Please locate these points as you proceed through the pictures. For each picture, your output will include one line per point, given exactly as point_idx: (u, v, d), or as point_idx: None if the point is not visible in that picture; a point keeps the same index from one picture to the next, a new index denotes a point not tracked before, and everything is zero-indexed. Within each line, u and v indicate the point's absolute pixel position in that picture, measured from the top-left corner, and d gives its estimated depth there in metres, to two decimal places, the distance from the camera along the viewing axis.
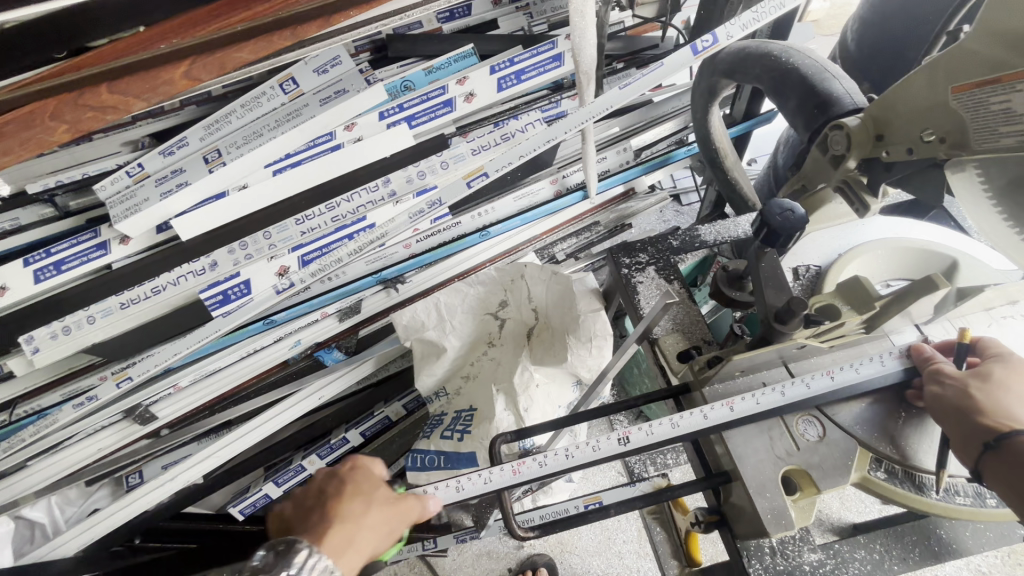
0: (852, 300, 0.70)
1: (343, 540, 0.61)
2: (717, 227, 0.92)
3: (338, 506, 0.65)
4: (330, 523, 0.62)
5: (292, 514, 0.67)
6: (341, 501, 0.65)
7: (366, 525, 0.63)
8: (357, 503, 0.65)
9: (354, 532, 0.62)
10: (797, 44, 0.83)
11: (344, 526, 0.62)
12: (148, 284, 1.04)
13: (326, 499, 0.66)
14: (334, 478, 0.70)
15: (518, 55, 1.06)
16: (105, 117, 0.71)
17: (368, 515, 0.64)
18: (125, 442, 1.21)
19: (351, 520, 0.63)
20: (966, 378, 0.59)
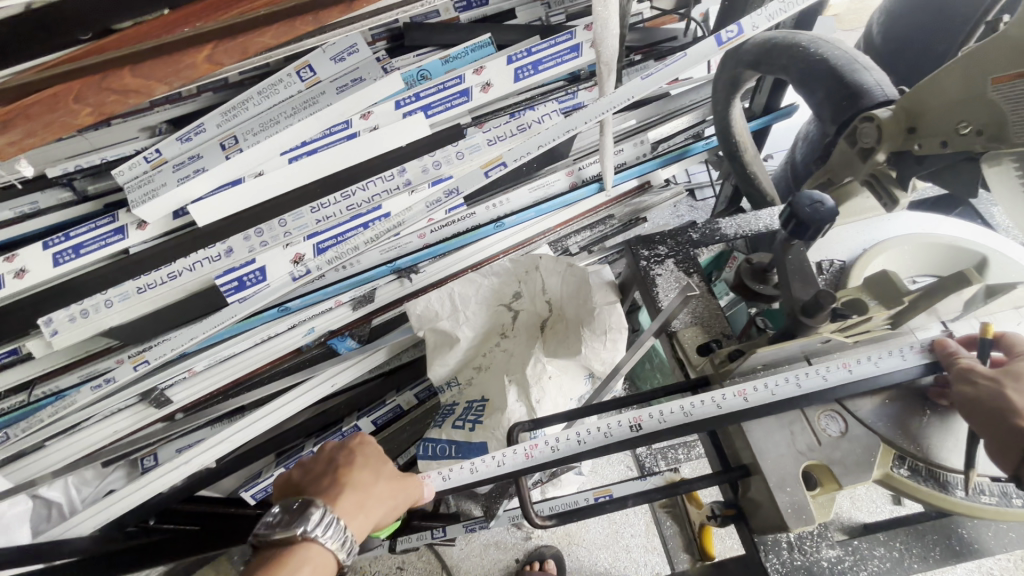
0: (879, 294, 0.66)
1: (354, 504, 0.63)
2: (738, 221, 0.91)
3: (348, 473, 0.66)
4: (340, 487, 0.64)
5: (298, 476, 0.69)
6: (352, 468, 0.67)
7: (374, 495, 0.66)
8: (367, 473, 0.67)
9: (364, 500, 0.64)
10: (827, 37, 0.84)
11: (356, 493, 0.64)
12: (165, 269, 1.04)
13: (335, 465, 0.68)
14: (343, 447, 0.71)
15: (535, 45, 1.04)
16: (127, 101, 0.71)
17: (378, 487, 0.66)
18: (140, 425, 1.22)
19: (361, 487, 0.65)
20: (1000, 378, 0.57)
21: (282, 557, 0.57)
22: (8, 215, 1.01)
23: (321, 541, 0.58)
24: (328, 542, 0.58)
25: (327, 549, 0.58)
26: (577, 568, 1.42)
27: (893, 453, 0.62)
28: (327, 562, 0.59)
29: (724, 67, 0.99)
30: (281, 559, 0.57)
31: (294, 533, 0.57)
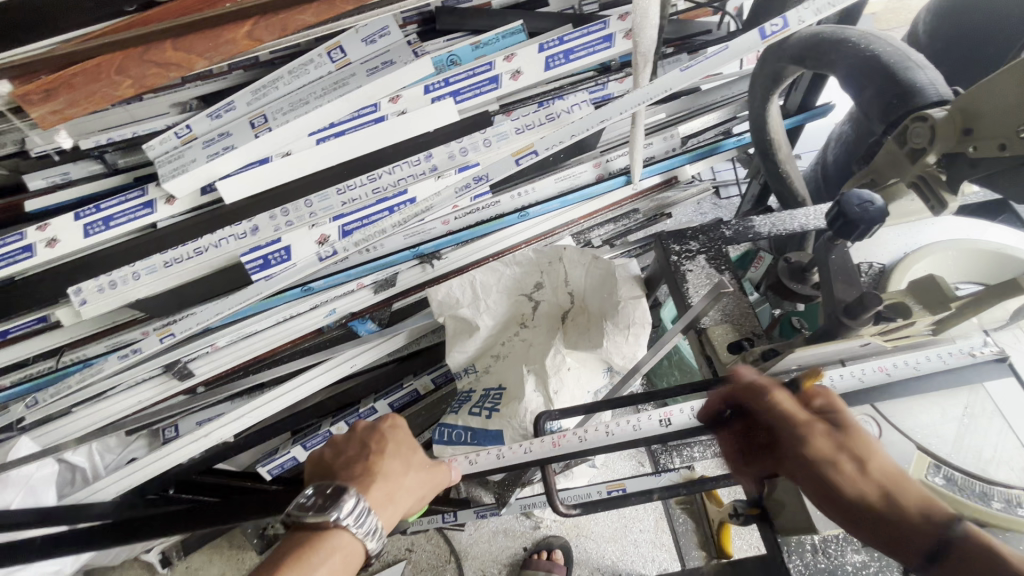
0: (924, 298, 0.63)
1: (384, 495, 0.66)
2: (772, 219, 0.88)
3: (378, 462, 0.69)
4: (371, 477, 0.67)
5: (332, 459, 0.72)
6: (383, 457, 0.70)
7: (403, 486, 0.68)
8: (396, 463, 0.69)
9: (394, 491, 0.67)
10: (875, 33, 0.83)
11: (385, 484, 0.67)
12: (191, 244, 1.05)
13: (367, 452, 0.71)
14: (375, 433, 0.73)
15: (567, 34, 1.03)
16: (167, 74, 0.72)
17: (407, 477, 0.69)
18: (162, 396, 1.25)
19: (392, 478, 0.67)
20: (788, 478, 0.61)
21: (314, 541, 0.60)
22: (42, 185, 1.02)
23: (351, 529, 0.61)
24: (358, 531, 0.62)
25: (357, 538, 0.62)
26: (584, 560, 1.43)
27: (928, 460, 0.61)
28: (356, 549, 0.62)
29: (766, 63, 0.97)
30: (313, 543, 0.60)
31: (328, 519, 0.60)
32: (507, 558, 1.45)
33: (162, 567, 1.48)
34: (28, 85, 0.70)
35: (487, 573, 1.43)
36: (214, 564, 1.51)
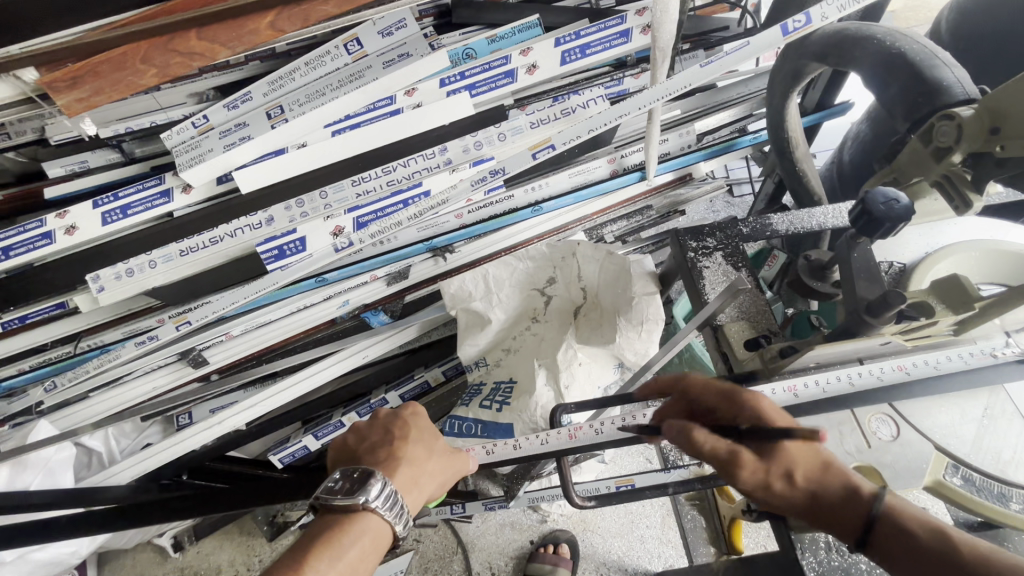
0: (947, 298, 0.63)
1: (409, 478, 0.67)
2: (789, 218, 0.88)
3: (402, 447, 0.70)
4: (396, 461, 0.68)
5: (356, 444, 0.74)
6: (407, 443, 0.71)
7: (426, 470, 0.69)
8: (420, 449, 0.71)
9: (418, 475, 0.68)
10: (901, 31, 0.82)
11: (410, 469, 0.68)
12: (207, 234, 1.05)
13: (391, 437, 0.72)
14: (398, 419, 0.75)
15: (584, 28, 1.02)
16: (191, 64, 0.74)
17: (430, 462, 0.70)
18: (176, 383, 1.26)
19: (417, 462, 0.69)
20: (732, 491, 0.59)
21: (345, 523, 0.61)
22: (60, 172, 1.03)
23: (380, 511, 0.62)
24: (386, 513, 0.63)
25: (385, 520, 0.63)
26: (590, 554, 1.43)
27: (946, 460, 0.63)
28: (385, 531, 0.63)
29: (788, 58, 0.96)
30: (343, 525, 0.61)
31: (357, 501, 0.62)
32: (513, 551, 1.46)
33: (174, 551, 1.51)
34: (55, 72, 0.71)
35: (494, 564, 1.44)
36: (224, 549, 1.53)
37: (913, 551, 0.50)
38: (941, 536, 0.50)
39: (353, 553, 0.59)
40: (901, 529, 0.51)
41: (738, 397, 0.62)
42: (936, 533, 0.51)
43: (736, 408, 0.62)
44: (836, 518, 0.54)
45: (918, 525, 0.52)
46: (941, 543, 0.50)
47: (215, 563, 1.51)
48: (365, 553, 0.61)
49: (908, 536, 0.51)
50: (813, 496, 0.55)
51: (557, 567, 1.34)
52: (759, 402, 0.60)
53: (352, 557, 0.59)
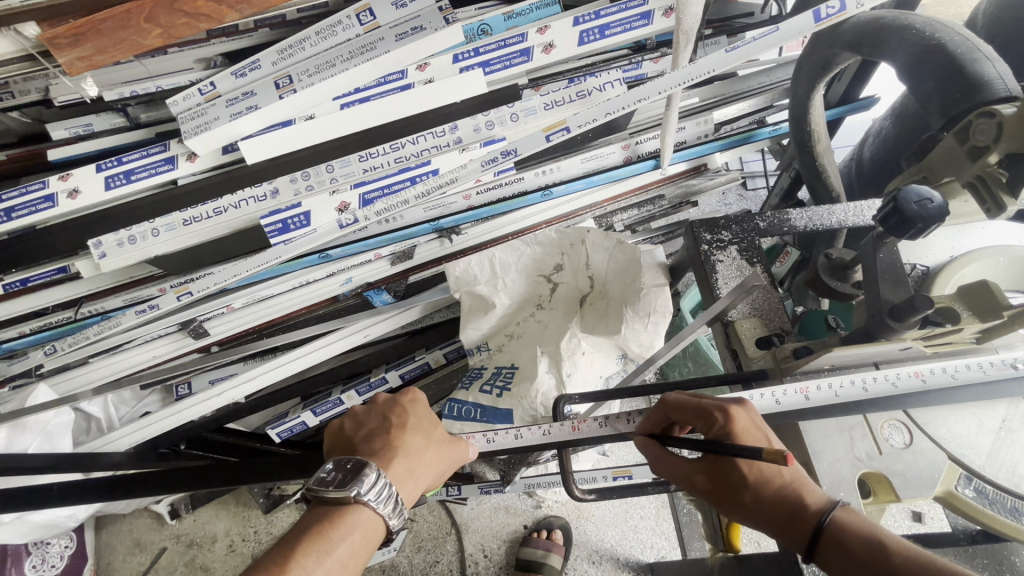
0: (975, 305, 0.61)
1: (405, 470, 0.66)
2: (809, 214, 0.86)
3: (399, 437, 0.69)
4: (392, 452, 0.67)
5: (353, 431, 0.73)
6: (404, 431, 0.70)
7: (423, 461, 0.69)
8: (417, 439, 0.70)
9: (414, 466, 0.68)
10: (941, 22, 0.78)
11: (406, 460, 0.67)
12: (211, 204, 1.03)
13: (388, 425, 0.71)
14: (396, 406, 0.74)
15: (604, 8, 0.98)
16: (197, 25, 0.70)
17: (427, 452, 0.69)
18: (177, 353, 1.26)
19: (413, 454, 0.68)
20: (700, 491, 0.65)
21: (337, 516, 0.60)
22: (64, 134, 1.01)
23: (372, 505, 0.61)
24: (380, 507, 0.62)
25: (378, 513, 0.62)
26: (583, 541, 1.44)
27: (961, 472, 0.64)
28: (378, 524, 0.63)
29: (817, 51, 0.93)
30: (336, 518, 0.60)
31: (350, 494, 0.60)
32: (507, 535, 1.47)
33: (170, 518, 1.52)
34: (56, 28, 0.68)
35: (487, 547, 1.45)
36: (220, 519, 1.54)
37: (854, 566, 0.53)
38: (884, 550, 0.52)
39: (343, 550, 0.59)
40: (844, 543, 0.54)
41: (707, 412, 0.63)
42: (879, 546, 0.53)
43: (706, 420, 0.63)
44: (788, 528, 0.58)
45: (864, 540, 0.54)
46: (880, 559, 0.52)
47: (211, 532, 1.53)
48: (356, 549, 0.60)
49: (851, 552, 0.54)
50: (768, 508, 0.59)
51: (550, 553, 1.35)
52: (729, 417, 0.61)
53: (341, 553, 0.58)
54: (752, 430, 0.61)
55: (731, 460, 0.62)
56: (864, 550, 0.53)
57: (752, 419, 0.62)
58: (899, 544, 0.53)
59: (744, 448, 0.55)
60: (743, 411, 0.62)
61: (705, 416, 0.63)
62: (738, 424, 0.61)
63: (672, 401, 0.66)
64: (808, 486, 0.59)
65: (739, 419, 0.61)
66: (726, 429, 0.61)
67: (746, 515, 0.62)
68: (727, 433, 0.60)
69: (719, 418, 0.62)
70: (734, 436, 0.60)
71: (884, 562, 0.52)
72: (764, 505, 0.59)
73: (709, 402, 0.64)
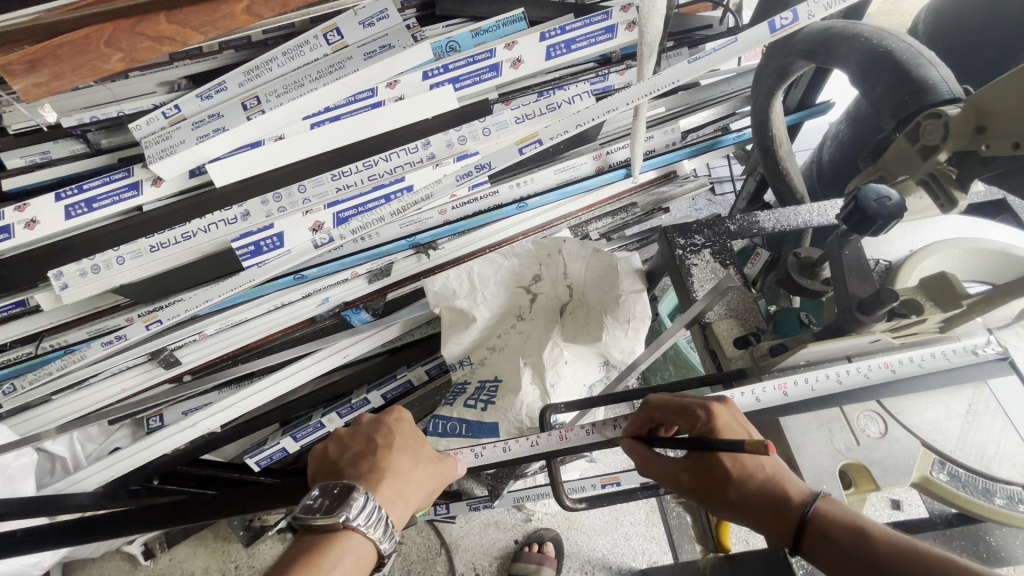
0: (935, 296, 0.64)
1: (394, 492, 0.65)
2: (776, 215, 0.89)
3: (386, 458, 0.68)
4: (380, 473, 0.66)
5: (338, 455, 0.71)
6: (391, 451, 0.69)
7: (411, 481, 0.68)
8: (405, 458, 0.69)
9: (403, 487, 0.66)
10: (887, 30, 0.82)
11: (394, 481, 0.66)
12: (179, 229, 1.01)
13: (374, 446, 0.70)
14: (382, 426, 0.73)
15: (570, 23, 1.00)
16: (160, 48, 0.69)
17: (415, 471, 0.68)
18: (148, 384, 1.22)
19: (401, 475, 0.67)
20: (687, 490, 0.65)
21: (325, 544, 0.59)
22: (19, 163, 0.97)
23: (362, 530, 0.60)
24: (369, 531, 0.61)
25: (368, 538, 0.61)
26: (575, 552, 1.43)
27: (933, 457, 0.65)
28: (368, 549, 0.61)
29: (773, 59, 0.98)
30: (325, 545, 0.59)
31: (338, 520, 0.59)
32: (498, 551, 1.45)
33: (144, 559, 1.45)
34: (11, 54, 0.66)
35: (478, 565, 1.43)
36: (198, 556, 1.48)
37: (840, 556, 0.54)
38: (867, 538, 0.54)
39: None
40: (828, 533, 0.55)
41: (690, 410, 0.64)
42: (863, 535, 0.54)
43: (689, 419, 0.64)
44: (773, 522, 0.59)
45: (847, 529, 0.55)
46: (864, 547, 0.53)
47: (188, 571, 1.46)
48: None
49: (835, 542, 0.55)
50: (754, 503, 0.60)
51: (542, 566, 1.33)
52: (710, 414, 0.62)
53: None
54: (733, 426, 0.62)
55: (715, 457, 0.63)
56: (847, 540, 0.54)
57: (734, 416, 0.63)
58: (881, 531, 0.54)
59: (726, 443, 0.56)
60: (724, 409, 0.63)
61: (687, 417, 0.64)
62: (720, 420, 0.62)
63: (655, 403, 0.67)
64: (790, 480, 0.60)
65: (721, 416, 0.62)
66: (709, 426, 0.62)
67: (732, 512, 0.62)
68: (710, 429, 0.61)
69: (702, 416, 0.63)
70: (717, 432, 0.61)
71: (867, 549, 0.53)
72: (749, 500, 0.60)
73: (691, 401, 0.65)
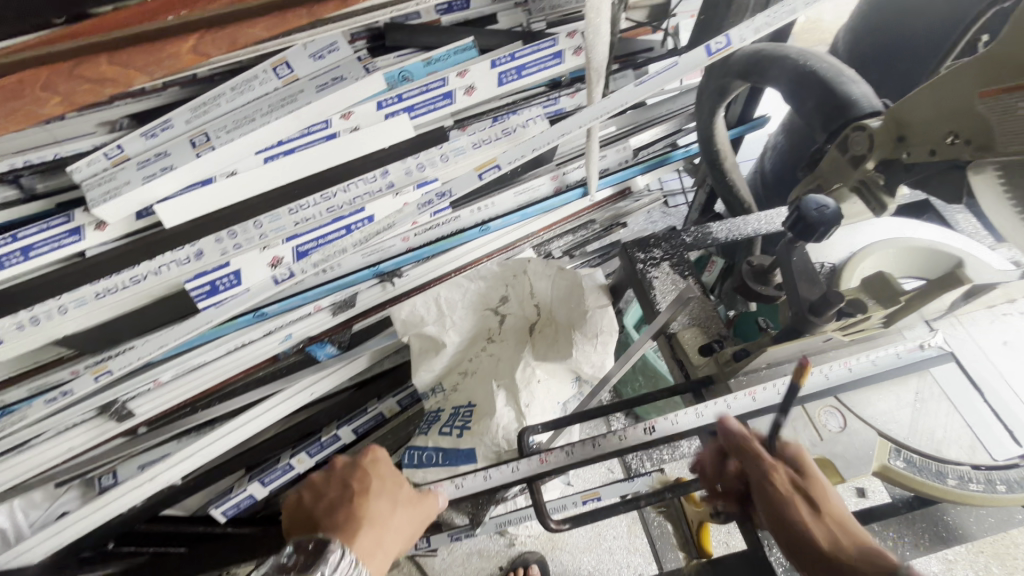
0: (878, 294, 0.69)
1: (372, 541, 0.64)
2: (728, 226, 0.94)
3: (363, 505, 0.67)
4: (357, 523, 0.65)
5: (311, 504, 0.69)
6: (368, 498, 0.68)
7: (391, 527, 0.66)
8: (383, 504, 0.68)
9: (382, 536, 0.65)
10: (812, 50, 0.89)
11: (372, 530, 0.64)
12: (127, 273, 0.96)
13: (350, 493, 0.69)
14: (358, 470, 0.72)
15: (519, 50, 1.03)
16: (101, 90, 0.67)
17: (393, 517, 0.67)
18: (99, 441, 1.14)
19: (379, 522, 0.65)
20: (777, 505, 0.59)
21: None
22: None
23: None
24: None
25: None
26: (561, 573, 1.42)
27: (889, 446, 0.69)
28: None
29: (711, 80, 1.04)
30: None
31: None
32: None
33: None
34: None
35: None
36: None
37: None
38: None
39: None
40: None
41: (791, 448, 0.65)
42: None
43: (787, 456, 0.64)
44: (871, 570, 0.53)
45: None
46: None
47: None
48: None
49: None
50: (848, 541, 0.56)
51: None
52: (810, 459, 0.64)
53: None
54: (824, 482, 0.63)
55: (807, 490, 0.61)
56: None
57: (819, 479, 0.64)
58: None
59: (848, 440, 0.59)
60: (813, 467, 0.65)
61: (755, 456, 0.62)
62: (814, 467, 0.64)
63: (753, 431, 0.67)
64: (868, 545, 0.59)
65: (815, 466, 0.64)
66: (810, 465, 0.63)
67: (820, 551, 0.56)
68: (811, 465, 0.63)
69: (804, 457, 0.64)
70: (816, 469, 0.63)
71: None
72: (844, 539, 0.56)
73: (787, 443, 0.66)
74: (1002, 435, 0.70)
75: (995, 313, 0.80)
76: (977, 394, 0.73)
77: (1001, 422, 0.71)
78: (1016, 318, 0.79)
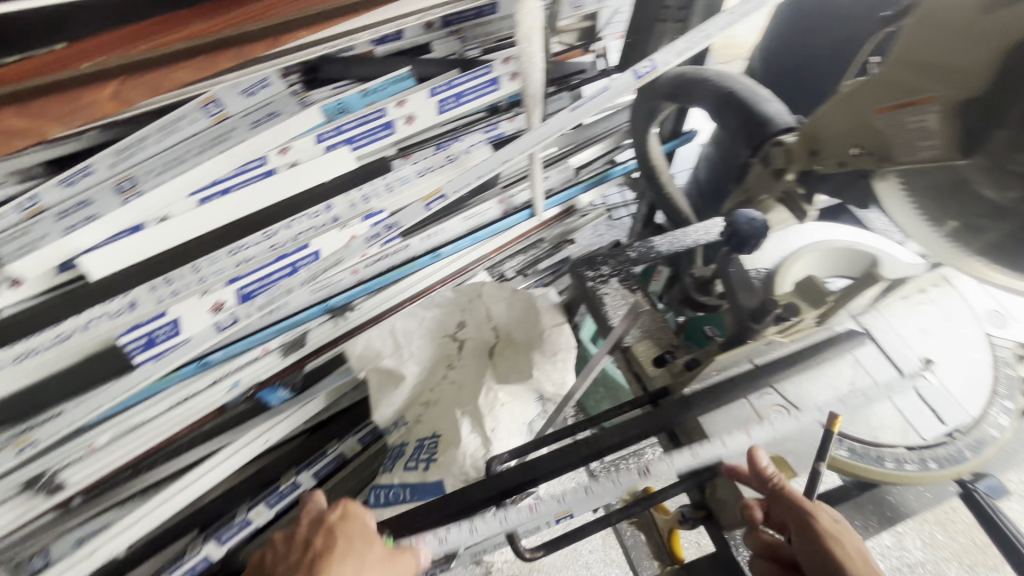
0: (808, 297, 0.77)
1: None
2: (669, 238, 0.98)
3: (325, 565, 0.68)
4: None
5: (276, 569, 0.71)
6: (332, 558, 0.69)
7: None
8: (348, 563, 0.68)
9: None
10: (730, 72, 0.96)
11: None
12: (51, 332, 0.88)
13: (316, 555, 0.70)
14: (327, 529, 0.74)
15: (455, 79, 1.04)
16: (13, 143, 0.62)
17: None
18: (26, 519, 1.03)
19: None
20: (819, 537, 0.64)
21: None
22: None
23: None
24: None
25: None
26: None
27: (832, 437, 0.74)
28: None
29: (642, 101, 1.10)
30: None
31: None
32: None
33: None
34: None
35: None
36: None
37: None
38: None
39: None
40: None
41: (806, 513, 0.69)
42: None
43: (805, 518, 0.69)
44: None
45: None
46: None
47: None
48: None
49: None
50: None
51: None
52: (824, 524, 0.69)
53: None
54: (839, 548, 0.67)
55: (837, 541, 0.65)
56: None
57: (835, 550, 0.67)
58: None
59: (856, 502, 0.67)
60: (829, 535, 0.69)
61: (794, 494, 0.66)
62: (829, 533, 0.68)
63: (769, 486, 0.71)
64: None
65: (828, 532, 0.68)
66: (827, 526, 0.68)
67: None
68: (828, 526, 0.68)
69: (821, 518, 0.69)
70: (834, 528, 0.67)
71: None
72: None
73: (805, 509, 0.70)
74: (929, 417, 0.76)
75: (911, 303, 0.86)
76: (904, 380, 0.79)
77: (927, 405, 0.77)
78: (931, 307, 0.86)
